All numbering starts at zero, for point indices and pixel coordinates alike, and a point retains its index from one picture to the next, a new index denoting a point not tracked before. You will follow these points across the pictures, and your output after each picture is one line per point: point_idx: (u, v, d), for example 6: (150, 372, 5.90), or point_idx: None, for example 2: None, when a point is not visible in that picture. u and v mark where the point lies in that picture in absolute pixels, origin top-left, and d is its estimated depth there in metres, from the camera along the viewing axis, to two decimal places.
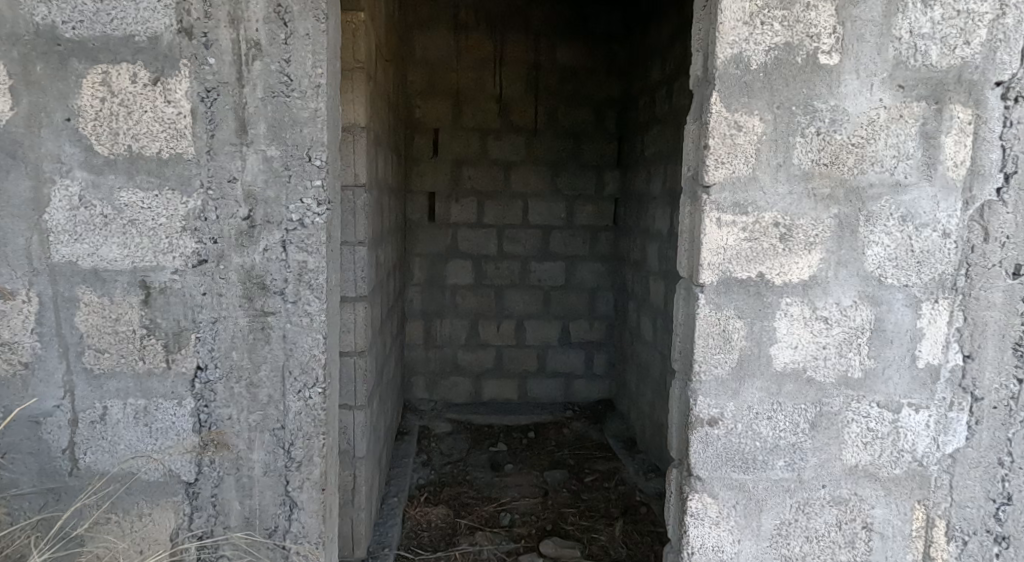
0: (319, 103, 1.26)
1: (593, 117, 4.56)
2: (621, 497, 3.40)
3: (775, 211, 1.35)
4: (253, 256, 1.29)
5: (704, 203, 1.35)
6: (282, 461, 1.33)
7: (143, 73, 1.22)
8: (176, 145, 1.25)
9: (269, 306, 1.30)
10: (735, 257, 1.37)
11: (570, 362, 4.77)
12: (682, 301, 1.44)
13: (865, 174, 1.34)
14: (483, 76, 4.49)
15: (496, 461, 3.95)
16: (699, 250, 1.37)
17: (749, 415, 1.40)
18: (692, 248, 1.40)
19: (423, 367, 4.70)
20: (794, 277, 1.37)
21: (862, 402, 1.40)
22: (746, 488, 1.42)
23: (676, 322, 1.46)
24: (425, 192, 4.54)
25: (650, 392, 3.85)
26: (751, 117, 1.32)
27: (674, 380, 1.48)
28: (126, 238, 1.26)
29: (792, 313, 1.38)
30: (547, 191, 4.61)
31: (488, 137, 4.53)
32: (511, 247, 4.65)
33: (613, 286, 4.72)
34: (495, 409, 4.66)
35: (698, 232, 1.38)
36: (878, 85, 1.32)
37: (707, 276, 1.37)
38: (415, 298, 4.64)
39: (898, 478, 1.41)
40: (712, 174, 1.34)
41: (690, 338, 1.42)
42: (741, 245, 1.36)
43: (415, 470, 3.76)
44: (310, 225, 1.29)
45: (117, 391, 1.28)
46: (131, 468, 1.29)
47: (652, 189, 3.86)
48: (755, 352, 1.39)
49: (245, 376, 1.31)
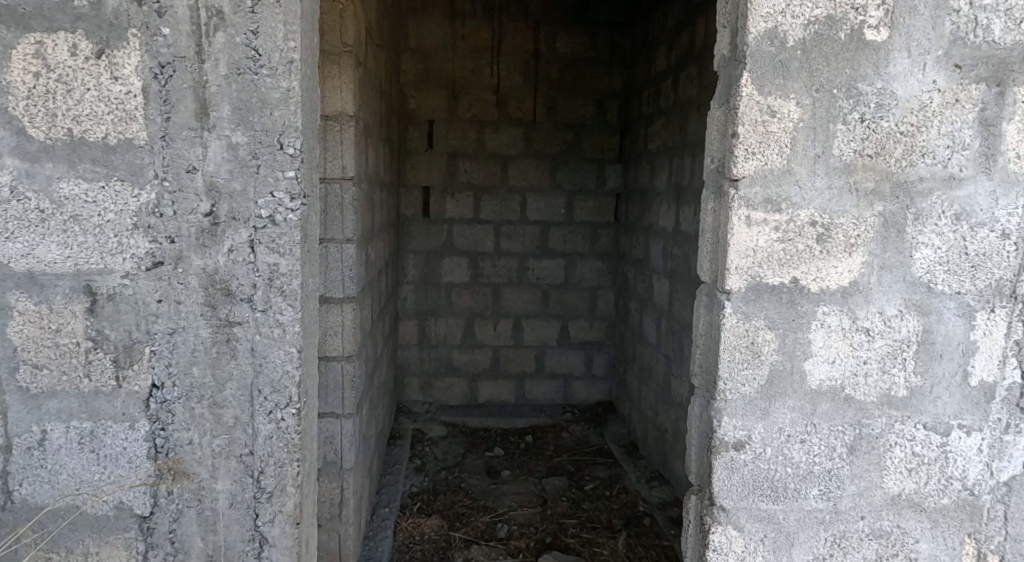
0: (292, 82, 1.10)
1: (594, 109, 4.40)
2: (623, 508, 3.24)
3: (812, 209, 1.20)
4: (216, 259, 1.13)
5: (731, 200, 1.20)
6: (251, 492, 1.17)
7: (85, 44, 1.06)
8: (124, 128, 1.08)
9: (234, 315, 1.14)
10: (766, 260, 1.21)
11: (569, 363, 4.62)
12: (704, 308, 1.30)
13: (915, 167, 1.18)
14: (479, 66, 4.32)
15: (492, 467, 3.80)
16: (725, 253, 1.22)
17: (780, 438, 1.25)
18: (716, 249, 1.25)
19: (417, 368, 4.55)
20: (832, 283, 1.22)
21: (907, 424, 1.24)
22: (776, 520, 1.27)
23: (696, 332, 1.32)
24: (419, 187, 4.37)
25: (652, 396, 3.70)
26: (786, 102, 1.16)
27: (693, 398, 1.33)
28: (67, 237, 1.09)
29: (829, 325, 1.23)
30: (545, 186, 4.45)
31: (485, 129, 4.36)
32: (509, 244, 4.49)
33: (614, 284, 4.57)
34: (492, 411, 4.51)
35: (724, 231, 1.22)
36: (932, 65, 1.16)
37: (733, 282, 1.22)
38: (409, 296, 4.47)
39: (946, 509, 1.25)
40: (740, 166, 1.19)
41: (713, 351, 1.27)
42: (773, 247, 1.21)
43: (408, 478, 3.60)
44: (282, 223, 1.13)
45: (58, 412, 1.11)
46: (74, 500, 1.13)
47: (656, 184, 3.70)
48: (787, 368, 1.24)
49: (207, 395, 1.15)
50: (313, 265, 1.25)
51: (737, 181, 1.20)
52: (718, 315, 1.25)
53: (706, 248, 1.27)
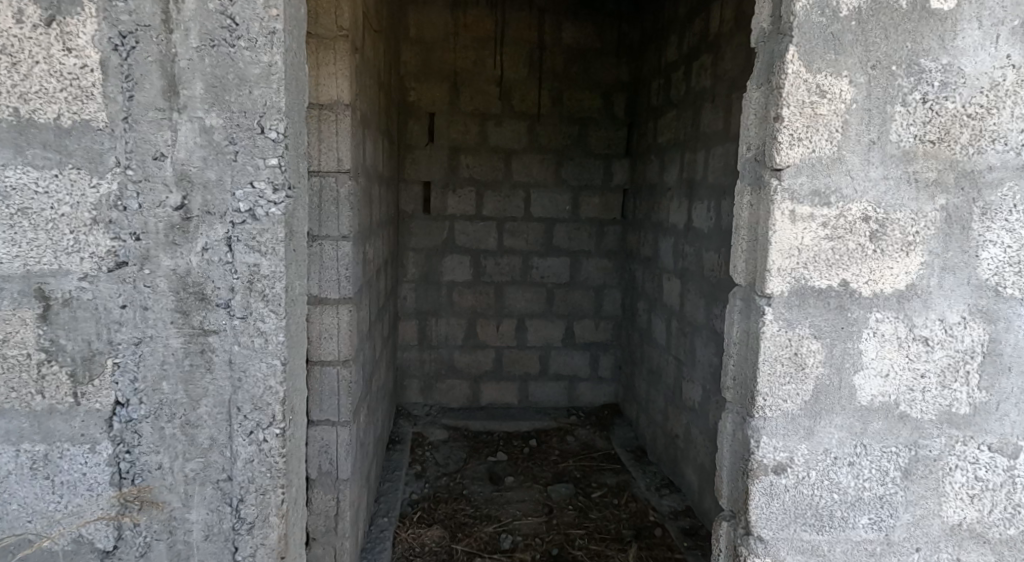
0: (274, 56, 0.96)
1: (601, 102, 4.26)
2: (633, 517, 3.11)
3: (865, 201, 1.06)
4: (188, 259, 0.99)
5: (771, 194, 1.06)
6: (229, 522, 1.03)
7: (33, 9, 0.92)
8: (80, 108, 0.94)
9: (209, 322, 1.00)
10: (813, 260, 1.07)
11: (574, 364, 4.49)
12: (738, 313, 1.16)
13: (983, 155, 1.05)
14: (482, 57, 4.17)
15: (495, 474, 3.67)
16: (764, 254, 1.08)
17: (825, 460, 1.11)
18: (754, 247, 1.11)
19: (417, 370, 4.41)
20: (887, 286, 1.08)
21: (969, 444, 1.10)
22: (820, 552, 1.13)
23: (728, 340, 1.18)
24: (420, 182, 4.23)
25: (662, 400, 3.57)
26: (838, 81, 1.03)
27: (725, 413, 1.20)
28: (14, 234, 0.95)
29: (882, 333, 1.09)
30: (551, 182, 4.31)
31: (488, 122, 4.22)
32: (512, 241, 4.35)
33: (620, 283, 4.44)
34: (494, 414, 4.38)
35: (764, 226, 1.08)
36: (1005, 38, 1.03)
37: (774, 286, 1.08)
38: (409, 295, 4.33)
39: (1013, 541, 1.12)
40: (784, 154, 1.05)
41: (750, 361, 1.13)
42: (821, 246, 1.07)
43: (407, 486, 3.47)
44: (264, 218, 0.99)
45: (6, 433, 0.97)
46: (26, 533, 0.99)
47: (666, 179, 3.56)
48: (833, 381, 1.10)
49: (178, 413, 1.01)
50: (301, 265, 1.12)
51: (779, 172, 1.06)
52: (756, 323, 1.11)
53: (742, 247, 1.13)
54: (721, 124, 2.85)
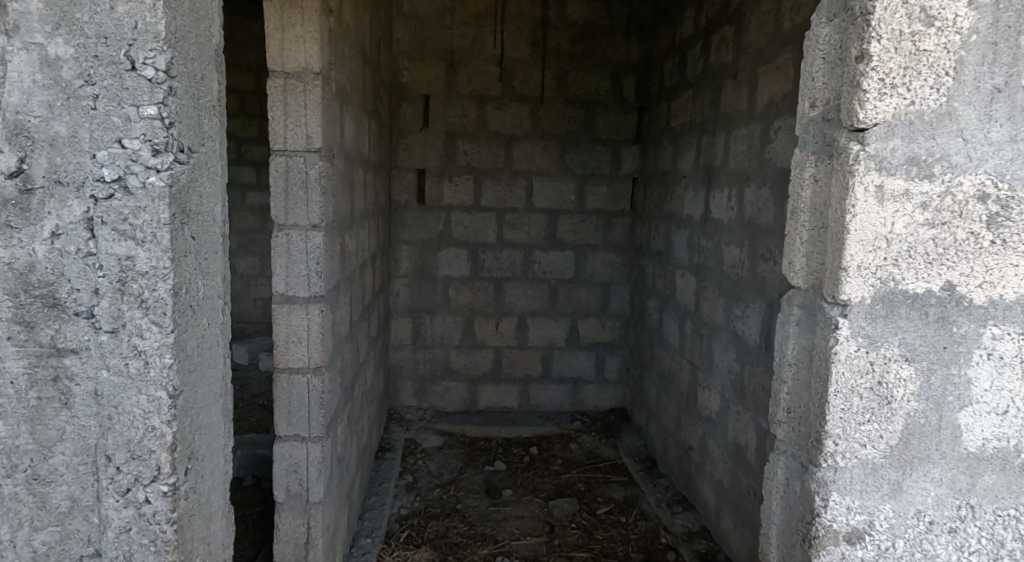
0: None
1: (609, 83, 3.96)
2: (642, 538, 2.85)
3: (980, 174, 1.11)
4: (31, 248, 0.92)
5: (849, 169, 1.11)
6: None
7: None
8: None
9: (63, 340, 0.93)
10: (913, 266, 1.12)
11: (578, 365, 4.22)
12: (802, 326, 1.21)
13: None
14: (481, 33, 3.87)
15: (492, 485, 3.40)
16: (839, 256, 1.12)
17: (919, 525, 1.15)
18: (826, 252, 1.15)
19: (411, 371, 4.14)
20: (1010, 292, 1.12)
21: None
22: None
23: (787, 360, 1.23)
24: (414, 170, 3.95)
25: (674, 406, 3.30)
26: (951, 6, 1.07)
27: (777, 455, 1.25)
28: None
29: (1001, 358, 1.13)
30: (554, 170, 4.03)
31: (487, 105, 3.93)
32: (513, 234, 4.07)
33: (629, 279, 4.15)
34: (493, 419, 4.10)
35: (842, 223, 1.12)
36: None
37: (851, 294, 1.12)
38: (402, 292, 4.06)
39: None
40: (876, 107, 1.09)
41: (815, 391, 1.16)
42: (918, 238, 1.12)
43: (397, 498, 3.21)
44: (138, 192, 0.92)
45: None
46: None
47: (680, 166, 3.27)
48: (927, 423, 1.14)
49: (23, 466, 0.94)
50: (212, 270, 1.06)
51: (864, 132, 1.10)
52: (825, 334, 1.15)
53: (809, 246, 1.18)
54: (744, 102, 2.56)
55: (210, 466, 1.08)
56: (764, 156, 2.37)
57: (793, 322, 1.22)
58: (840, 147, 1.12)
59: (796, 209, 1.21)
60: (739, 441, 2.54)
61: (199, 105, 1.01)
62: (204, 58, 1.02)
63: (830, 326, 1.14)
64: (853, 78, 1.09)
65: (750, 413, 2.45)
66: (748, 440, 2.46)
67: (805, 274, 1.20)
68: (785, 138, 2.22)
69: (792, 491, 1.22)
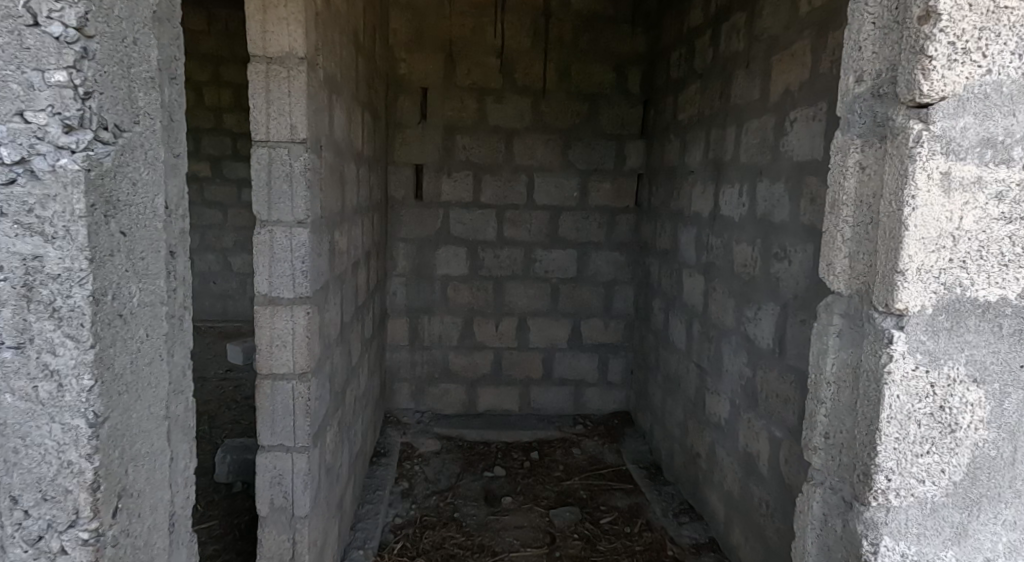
0: None
1: (614, 75, 3.83)
2: (648, 550, 2.73)
3: None
4: None
5: (910, 152, 1.03)
6: None
7: None
8: None
9: None
10: (980, 275, 1.05)
11: (581, 367, 4.09)
12: (846, 339, 1.15)
13: None
14: (481, 24, 3.75)
15: (491, 492, 3.28)
16: (896, 257, 1.05)
17: None
18: (876, 256, 1.08)
19: (408, 372, 4.03)
20: None
21: None
22: None
23: (827, 374, 1.17)
24: (411, 165, 3.84)
25: (681, 411, 3.18)
26: None
27: (816, 485, 1.21)
28: None
29: None
30: (556, 165, 3.90)
31: (487, 98, 3.81)
32: (513, 232, 3.95)
33: (633, 279, 4.02)
34: (492, 423, 3.99)
35: (898, 226, 1.04)
36: None
37: (908, 303, 1.05)
38: (399, 291, 3.94)
39: None
40: (945, 75, 1.01)
41: (865, 413, 1.09)
42: (988, 245, 1.05)
43: (392, 506, 3.10)
44: (46, 176, 0.79)
45: None
46: None
47: (688, 161, 3.15)
48: (996, 456, 1.07)
49: None
50: (150, 270, 0.93)
51: (931, 104, 1.03)
52: (876, 348, 1.08)
53: (856, 250, 1.12)
54: (756, 93, 2.43)
55: (148, 493, 0.95)
56: (778, 149, 2.24)
57: (834, 333, 1.16)
58: (900, 124, 1.04)
59: (837, 200, 1.14)
60: (750, 450, 2.41)
61: (128, 76, 0.88)
62: (135, 19, 0.89)
63: (883, 339, 1.07)
64: (918, 40, 1.02)
65: (762, 421, 2.32)
66: (760, 449, 2.33)
67: (847, 279, 1.14)
68: (802, 129, 2.08)
69: (831, 531, 1.17)
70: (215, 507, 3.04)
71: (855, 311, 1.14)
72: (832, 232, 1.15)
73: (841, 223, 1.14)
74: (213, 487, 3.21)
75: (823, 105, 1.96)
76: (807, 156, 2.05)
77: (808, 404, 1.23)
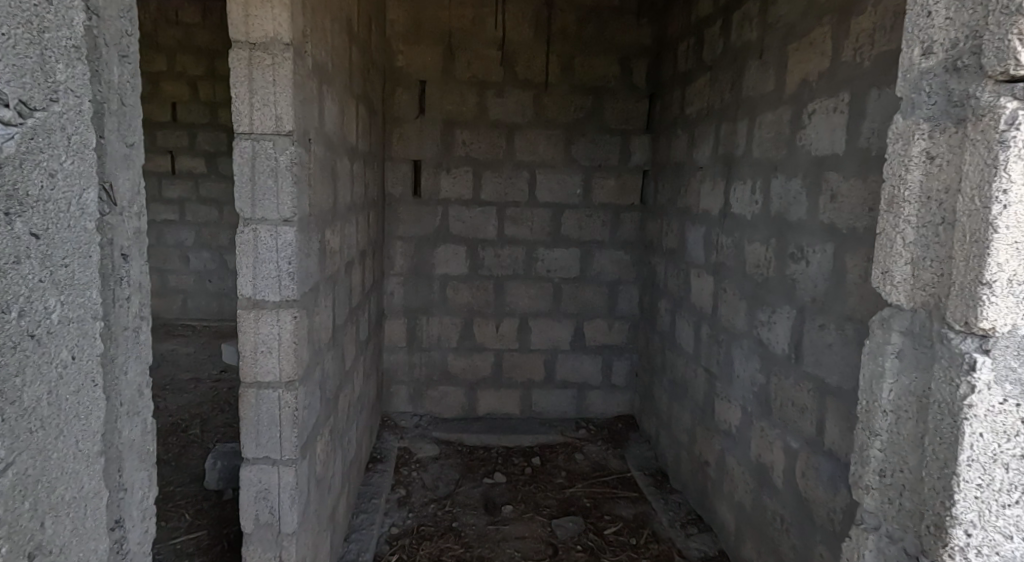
0: None
1: (619, 68, 3.71)
2: None
3: None
4: None
5: (1002, 138, 0.95)
6: None
7: None
8: None
9: None
10: None
11: (584, 370, 3.98)
12: (913, 365, 1.09)
13: None
14: (481, 15, 3.63)
15: (491, 500, 3.17)
16: (979, 268, 0.98)
17: None
18: (949, 273, 1.03)
19: (406, 375, 3.92)
20: None
21: None
22: None
23: (889, 401, 1.12)
24: (409, 160, 3.72)
25: (688, 417, 3.06)
26: None
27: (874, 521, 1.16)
28: None
29: None
30: (558, 161, 3.78)
31: (487, 92, 3.70)
32: (514, 230, 3.83)
33: (638, 279, 3.90)
34: (492, 428, 3.87)
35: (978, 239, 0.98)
36: None
37: (993, 322, 0.98)
38: (397, 291, 3.83)
39: None
40: None
41: (937, 446, 1.04)
42: None
43: (387, 515, 2.98)
44: None
45: None
46: None
47: (697, 157, 3.02)
48: None
49: None
50: (69, 275, 0.79)
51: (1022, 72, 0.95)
52: (952, 375, 1.02)
53: (925, 256, 1.06)
54: (771, 84, 2.30)
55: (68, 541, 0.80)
56: (795, 143, 2.12)
57: (897, 359, 1.11)
58: (989, 102, 0.97)
59: (897, 202, 1.10)
60: (763, 461, 2.29)
61: (39, 41, 0.74)
62: None
63: (960, 364, 1.01)
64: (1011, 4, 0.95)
65: (776, 431, 2.20)
66: (774, 460, 2.20)
67: (910, 295, 1.10)
68: (821, 121, 1.95)
69: None
70: (204, 516, 2.93)
71: (919, 330, 1.09)
72: (893, 236, 1.11)
73: (898, 240, 1.11)
74: (202, 495, 3.09)
75: (844, 94, 1.83)
76: (827, 149, 1.92)
77: (860, 436, 1.18)
